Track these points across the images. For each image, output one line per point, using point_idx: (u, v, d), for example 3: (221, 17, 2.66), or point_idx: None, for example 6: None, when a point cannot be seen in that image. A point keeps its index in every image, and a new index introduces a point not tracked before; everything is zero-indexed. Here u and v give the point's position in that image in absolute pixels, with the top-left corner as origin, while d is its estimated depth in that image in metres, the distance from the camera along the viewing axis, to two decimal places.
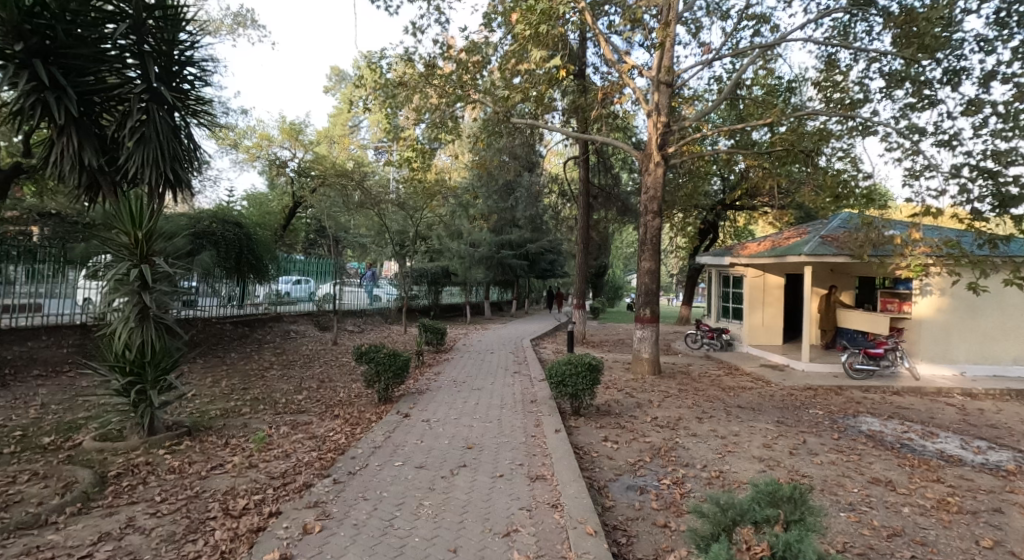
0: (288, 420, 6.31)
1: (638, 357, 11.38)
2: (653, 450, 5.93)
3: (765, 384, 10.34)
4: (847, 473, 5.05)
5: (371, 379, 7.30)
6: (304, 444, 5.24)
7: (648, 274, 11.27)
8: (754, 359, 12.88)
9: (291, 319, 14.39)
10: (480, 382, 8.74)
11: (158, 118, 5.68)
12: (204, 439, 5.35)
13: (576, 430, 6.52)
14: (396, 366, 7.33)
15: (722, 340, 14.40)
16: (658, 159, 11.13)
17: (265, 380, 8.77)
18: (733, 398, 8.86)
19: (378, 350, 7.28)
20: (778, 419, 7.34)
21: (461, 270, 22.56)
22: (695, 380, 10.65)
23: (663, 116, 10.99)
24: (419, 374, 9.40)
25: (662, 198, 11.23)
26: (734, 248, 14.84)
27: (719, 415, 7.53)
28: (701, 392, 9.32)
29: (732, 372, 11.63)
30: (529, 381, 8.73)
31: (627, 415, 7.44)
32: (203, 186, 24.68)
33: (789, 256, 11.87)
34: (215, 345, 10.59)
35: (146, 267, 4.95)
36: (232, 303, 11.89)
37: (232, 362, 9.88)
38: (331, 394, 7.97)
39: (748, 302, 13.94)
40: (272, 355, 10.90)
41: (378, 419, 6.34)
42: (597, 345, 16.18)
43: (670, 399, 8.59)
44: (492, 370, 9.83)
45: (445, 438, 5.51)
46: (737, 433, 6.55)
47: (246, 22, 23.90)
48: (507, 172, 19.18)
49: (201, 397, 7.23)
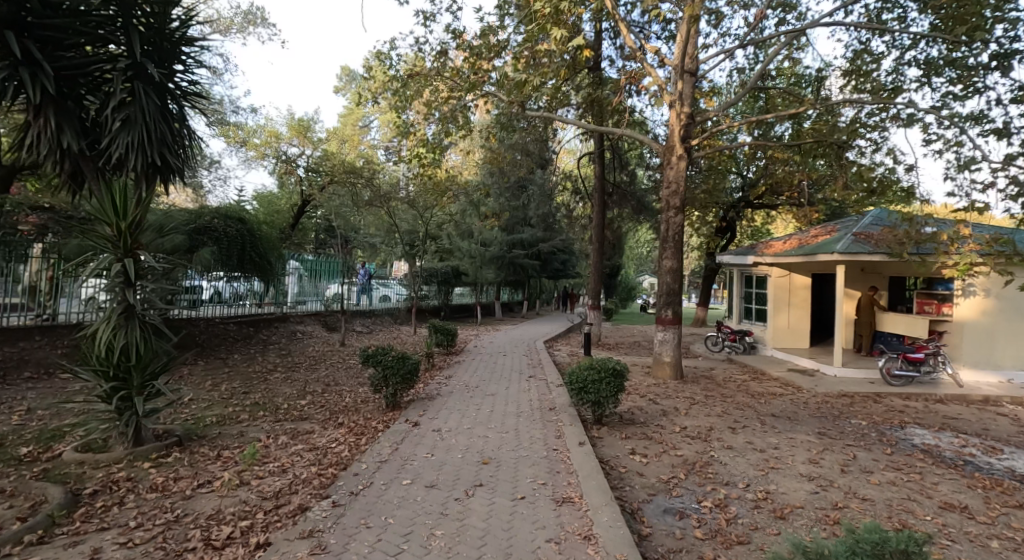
0: (288, 428, 5.84)
1: (659, 360, 10.82)
2: (686, 464, 5.38)
3: (797, 390, 9.72)
4: (912, 496, 4.48)
5: (378, 383, 6.82)
6: (303, 458, 4.75)
7: (670, 273, 10.69)
8: (781, 363, 12.25)
9: (298, 319, 13.98)
10: (493, 387, 8.22)
11: (144, 97, 5.12)
12: (195, 450, 4.88)
13: (600, 442, 5.99)
14: (404, 370, 6.83)
15: (745, 343, 13.78)
16: (681, 152, 10.54)
17: (268, 384, 8.32)
18: (764, 405, 8.29)
19: (386, 353, 6.81)
20: (819, 430, 6.77)
21: (472, 270, 22.09)
22: (721, 385, 10.06)
23: (686, 106, 10.47)
24: (429, 377, 8.89)
25: (684, 193, 10.64)
26: (757, 247, 14.20)
27: (754, 425, 6.97)
28: (730, 399, 8.74)
29: (758, 377, 11.01)
30: (546, 386, 8.20)
31: (654, 424, 6.89)
32: (212, 185, 24.43)
33: (819, 254, 11.26)
34: (218, 346, 10.19)
35: (130, 261, 4.49)
36: (236, 302, 11.57)
37: (235, 365, 9.46)
38: (336, 399, 7.51)
39: (773, 303, 13.28)
40: (277, 357, 10.46)
41: (385, 428, 5.84)
42: (612, 348, 15.63)
43: (698, 407, 8.02)
44: (506, 374, 9.31)
45: (458, 451, 4.99)
46: (777, 446, 5.98)
47: (255, 19, 23.64)
48: (520, 170, 18.69)
49: (198, 402, 6.80)
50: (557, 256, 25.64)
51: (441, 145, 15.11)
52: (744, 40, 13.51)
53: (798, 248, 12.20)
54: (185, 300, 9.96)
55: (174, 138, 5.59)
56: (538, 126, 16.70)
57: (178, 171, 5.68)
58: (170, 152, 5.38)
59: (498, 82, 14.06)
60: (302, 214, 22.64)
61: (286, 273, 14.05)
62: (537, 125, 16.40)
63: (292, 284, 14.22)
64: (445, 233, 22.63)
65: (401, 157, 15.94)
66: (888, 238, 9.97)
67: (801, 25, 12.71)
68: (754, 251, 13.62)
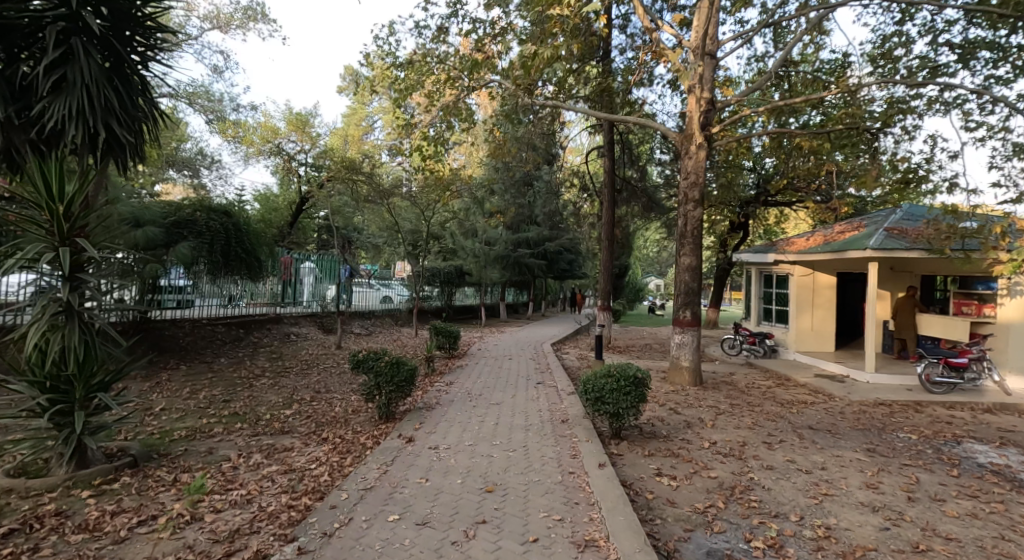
0: (265, 444, 5.13)
1: (677, 365, 10.05)
2: (723, 489, 4.62)
3: (828, 398, 8.94)
4: (1006, 535, 3.72)
5: (369, 392, 6.10)
6: (275, 484, 4.01)
7: (689, 271, 9.93)
8: (806, 367, 11.48)
9: (292, 321, 13.27)
10: (498, 395, 7.47)
11: (85, 56, 4.04)
12: (149, 473, 4.15)
13: (620, 461, 5.25)
14: (399, 378, 6.11)
15: (765, 346, 12.97)
16: (700, 140, 9.80)
17: (252, 391, 7.62)
18: (797, 415, 7.52)
19: (378, 359, 6.11)
20: (867, 445, 5.99)
21: (476, 270, 21.39)
22: (745, 392, 9.29)
23: (706, 91, 9.71)
24: (428, 384, 8.16)
25: (704, 185, 9.88)
26: (777, 244, 13.41)
27: (791, 439, 6.19)
28: (757, 409, 7.96)
29: (784, 383, 10.22)
30: (556, 395, 7.45)
31: (678, 438, 6.14)
32: (211, 183, 23.83)
33: (850, 251, 10.51)
34: (205, 350, 9.52)
35: (66, 250, 3.74)
36: (231, 304, 11.02)
37: (220, 370, 8.77)
38: (326, 409, 6.79)
39: (795, 304, 12.51)
40: (267, 361, 9.76)
41: (375, 444, 5.12)
42: (623, 351, 14.87)
43: (725, 418, 7.25)
44: (512, 381, 8.57)
45: (457, 475, 4.25)
46: (824, 467, 5.21)
47: (256, 14, 23.00)
48: (526, 166, 18.00)
49: (170, 412, 6.10)
50: (564, 255, 24.89)
51: (445, 138, 14.43)
52: (764, 25, 12.79)
53: (825, 245, 11.43)
54: (172, 299, 9.59)
55: (128, 111, 4.51)
56: (546, 119, 15.97)
57: (132, 151, 4.63)
58: (120, 125, 4.33)
59: (503, 72, 13.39)
60: (302, 213, 22.01)
61: (295, 274, 14.01)
62: (544, 117, 15.71)
63: (302, 283, 14.19)
64: (449, 232, 21.96)
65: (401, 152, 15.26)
66: (930, 230, 9.27)
67: (825, 9, 11.97)
68: (776, 248, 12.86)
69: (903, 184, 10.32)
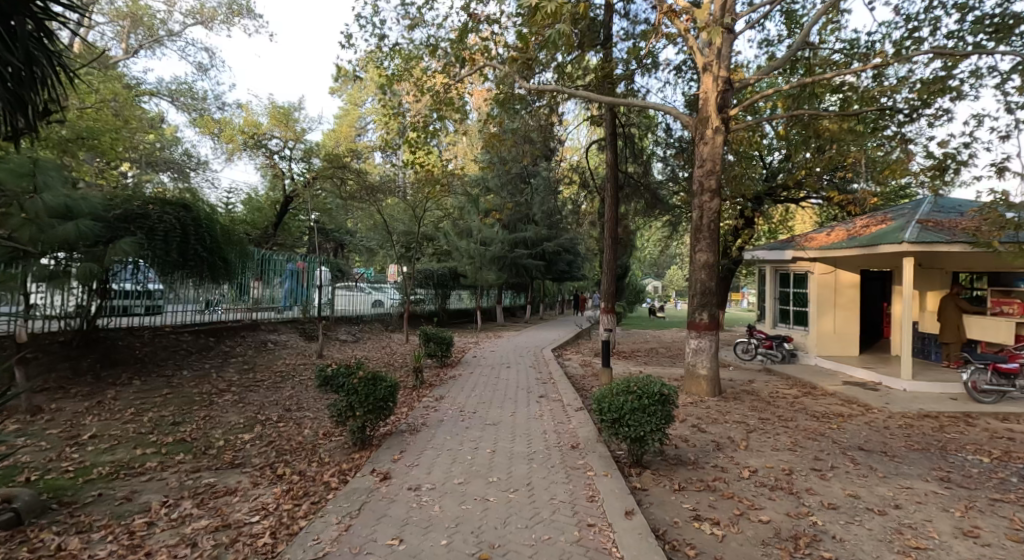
0: (204, 485, 4.09)
1: (693, 374, 9.08)
2: (784, 539, 3.63)
3: (866, 409, 7.96)
4: None
5: (339, 414, 5.08)
6: (195, 552, 2.98)
7: (706, 269, 8.96)
8: (831, 374, 10.51)
9: (271, 327, 12.20)
10: (496, 412, 6.47)
11: None
12: (29, 536, 3.12)
13: (648, 501, 4.24)
14: (375, 398, 5.09)
15: (783, 350, 12.01)
16: (717, 123, 8.83)
17: (211, 410, 6.59)
18: (840, 432, 6.53)
19: (350, 375, 5.09)
20: (936, 472, 5.00)
21: (472, 272, 20.35)
22: (771, 404, 8.30)
23: (723, 68, 8.77)
24: (416, 400, 7.15)
25: (721, 172, 8.93)
26: (793, 241, 12.50)
27: (845, 464, 5.21)
28: (792, 425, 6.96)
29: (810, 392, 9.25)
30: (563, 412, 6.45)
31: (711, 466, 5.14)
32: (199, 184, 22.81)
33: (881, 246, 9.59)
34: (165, 361, 8.47)
35: None
36: (209, 309, 10.61)
37: (180, 384, 7.72)
38: (291, 433, 5.76)
39: (815, 304, 11.58)
40: (237, 373, 8.73)
41: (342, 483, 4.10)
42: (629, 357, 13.90)
43: (758, 437, 6.26)
44: (511, 394, 7.57)
45: (442, 533, 3.24)
46: (898, 505, 4.22)
47: (240, 9, 22.00)
48: (523, 163, 17.08)
49: (99, 441, 5.07)
50: (563, 256, 23.94)
51: (436, 129, 13.52)
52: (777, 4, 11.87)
53: (851, 240, 10.52)
54: (141, 305, 9.06)
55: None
56: (544, 109, 14.96)
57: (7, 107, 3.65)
58: None
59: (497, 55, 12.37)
60: (288, 214, 21.03)
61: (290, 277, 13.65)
62: (541, 107, 14.84)
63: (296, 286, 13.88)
64: (442, 232, 21.05)
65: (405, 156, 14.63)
66: (976, 224, 8.33)
67: None
68: (794, 245, 11.97)
69: (937, 172, 9.42)
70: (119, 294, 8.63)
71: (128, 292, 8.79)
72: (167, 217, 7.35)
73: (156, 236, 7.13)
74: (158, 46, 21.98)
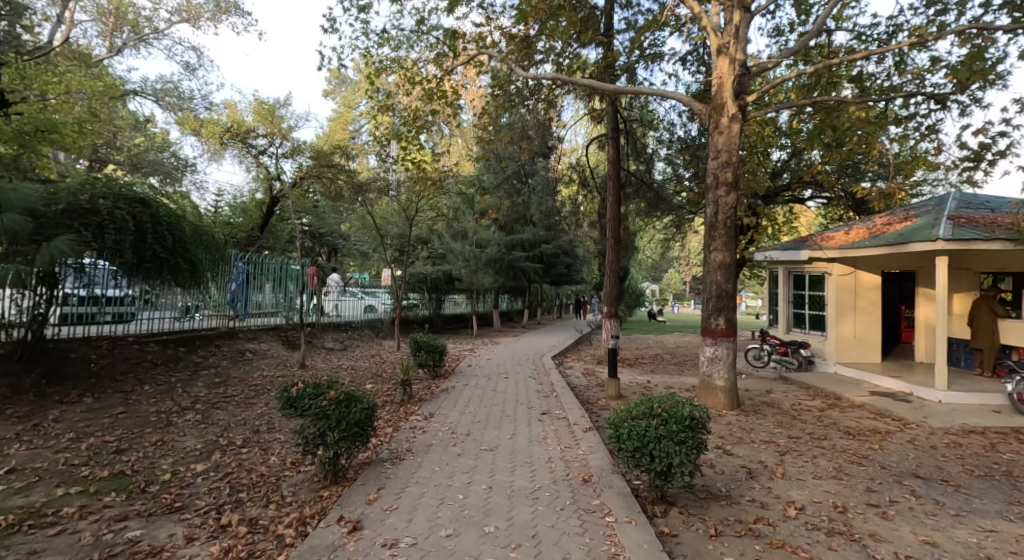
0: (128, 538, 3.26)
1: (708, 385, 8.30)
2: None
3: (904, 423, 7.18)
4: None
5: (306, 443, 4.24)
6: None
7: (722, 269, 8.19)
8: (855, 383, 9.73)
9: (252, 335, 11.34)
10: (493, 435, 5.63)
11: None
12: None
13: (682, 553, 3.41)
14: (349, 423, 4.28)
15: (800, 358, 11.24)
16: (734, 110, 8.11)
17: (165, 434, 5.73)
18: (884, 454, 5.74)
19: (319, 395, 4.26)
20: (1018, 509, 4.20)
21: (467, 276, 19.55)
22: (797, 419, 7.52)
23: (740, 50, 8.05)
24: (403, 420, 6.31)
25: (738, 164, 8.18)
26: (809, 240, 11.74)
27: (905, 498, 4.41)
28: (827, 444, 6.17)
29: (836, 404, 8.46)
30: (570, 434, 5.63)
31: (749, 502, 4.32)
32: (191, 190, 22.04)
33: (912, 244, 8.82)
34: (125, 375, 7.62)
35: None
36: (188, 317, 9.86)
37: (137, 402, 6.87)
38: (254, 463, 4.92)
39: (834, 308, 10.83)
40: (205, 388, 7.88)
41: (300, 538, 3.26)
42: (634, 364, 13.10)
43: (793, 461, 5.45)
44: (510, 411, 6.76)
45: None
46: (990, 557, 3.41)
47: (228, 7, 21.14)
48: (520, 163, 16.31)
49: (17, 479, 4.21)
50: (562, 259, 23.16)
51: (429, 125, 12.73)
52: None
53: (875, 239, 9.77)
54: (106, 312, 8.24)
55: None
56: (542, 103, 14.21)
57: None
58: None
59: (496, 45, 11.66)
60: (276, 217, 20.20)
61: (274, 281, 12.77)
62: (538, 102, 14.08)
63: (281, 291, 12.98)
64: (437, 234, 20.27)
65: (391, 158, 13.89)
66: None
67: None
68: (810, 244, 11.25)
69: (972, 163, 8.63)
70: (77, 301, 7.81)
71: (83, 300, 7.90)
72: (118, 212, 6.49)
73: (104, 234, 6.30)
74: (143, 44, 21.15)
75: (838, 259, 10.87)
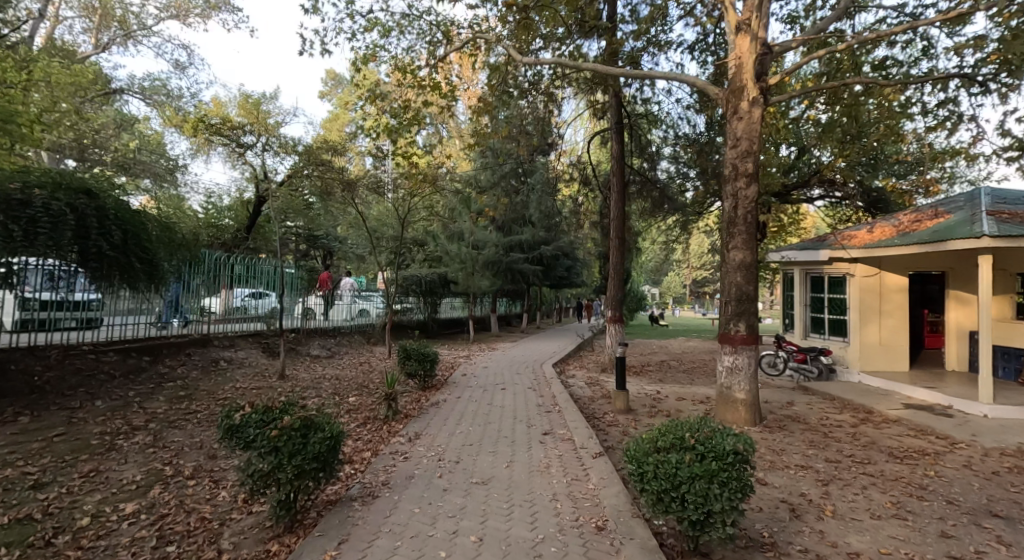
0: None
1: (727, 398, 7.48)
2: None
3: (952, 442, 6.37)
4: None
5: (251, 484, 3.39)
6: None
7: (742, 270, 7.40)
8: (884, 395, 8.91)
9: (229, 342, 10.50)
10: (487, 463, 4.79)
11: None
12: None
13: None
14: (306, 457, 3.45)
15: (819, 366, 10.44)
16: (755, 94, 7.33)
17: (102, 462, 4.89)
18: (943, 482, 4.91)
19: (270, 424, 3.42)
20: None
21: (463, 278, 18.78)
22: (829, 437, 6.69)
23: (761, 27, 7.29)
24: (385, 445, 5.46)
25: (760, 153, 7.38)
26: (830, 238, 10.93)
27: (990, 547, 3.58)
28: (872, 468, 5.35)
29: (868, 419, 7.64)
30: (577, 462, 4.79)
31: (800, 553, 3.48)
32: (190, 192, 21.58)
33: (948, 243, 8.03)
34: (74, 389, 6.79)
35: None
36: (159, 323, 9.05)
37: (82, 421, 6.03)
38: (197, 503, 4.08)
39: (857, 311, 10.06)
40: (166, 403, 7.04)
41: None
42: (641, 372, 12.26)
43: (840, 491, 4.63)
44: (507, 431, 5.92)
45: None
46: None
47: (218, 2, 20.27)
48: (519, 160, 15.51)
49: None
50: (562, 261, 22.35)
51: (421, 118, 11.97)
52: None
53: (906, 236, 8.99)
54: (71, 318, 7.56)
55: None
56: (542, 95, 13.42)
57: None
58: None
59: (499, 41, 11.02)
60: (264, 218, 19.39)
61: (257, 284, 11.92)
62: (538, 95, 13.32)
63: (264, 294, 12.12)
64: (432, 235, 19.50)
65: (382, 155, 13.16)
66: None
67: None
68: (830, 243, 10.48)
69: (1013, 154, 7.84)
70: (37, 305, 7.16)
71: (45, 304, 7.24)
72: (55, 204, 5.73)
73: (38, 228, 5.55)
74: (130, 41, 20.30)
75: (862, 259, 10.10)
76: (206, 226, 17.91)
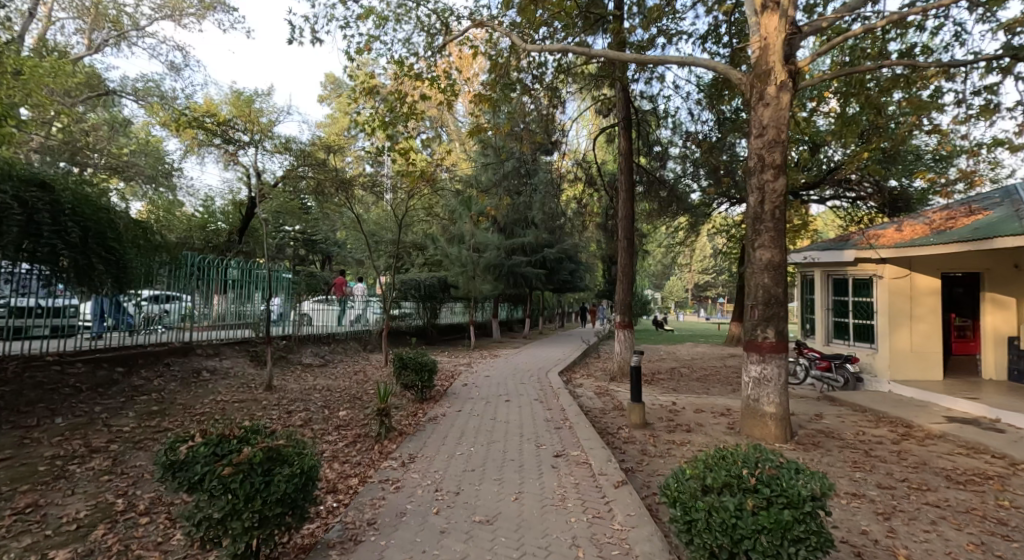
0: None
1: (754, 410, 6.80)
2: None
3: (1011, 462, 5.69)
4: None
5: (200, 536, 2.70)
6: None
7: (769, 271, 6.73)
8: (921, 406, 8.21)
9: (214, 350, 9.82)
10: (492, 495, 4.09)
11: None
12: None
13: None
14: (268, 500, 2.76)
15: (845, 374, 9.75)
16: (783, 78, 6.69)
17: (43, 495, 4.18)
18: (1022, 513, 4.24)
19: (223, 460, 2.73)
20: None
21: (464, 282, 18.11)
22: (871, 456, 6.01)
23: (788, 5, 6.66)
24: (374, 472, 4.75)
25: (788, 142, 6.73)
26: (855, 237, 10.26)
27: None
28: (932, 495, 4.68)
29: (909, 434, 6.96)
30: (597, 494, 4.10)
31: None
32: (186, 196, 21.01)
33: (993, 244, 7.32)
34: (31, 405, 6.10)
35: None
36: (136, 330, 8.37)
37: (35, 442, 5.34)
38: (144, 550, 3.39)
39: (887, 315, 9.36)
40: (135, 420, 6.36)
41: None
42: (652, 380, 11.55)
43: (907, 527, 3.96)
44: (514, 453, 5.22)
45: None
46: None
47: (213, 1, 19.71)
48: (522, 159, 14.88)
49: None
50: (564, 264, 21.69)
51: (419, 114, 11.35)
52: None
53: (941, 234, 8.31)
54: (42, 325, 6.97)
55: None
56: (546, 91, 12.79)
57: None
58: None
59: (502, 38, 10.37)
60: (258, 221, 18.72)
61: (246, 288, 11.24)
62: (543, 91, 12.69)
63: (254, 299, 11.43)
64: (432, 238, 18.84)
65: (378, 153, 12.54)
66: None
67: None
68: (855, 243, 9.81)
69: None
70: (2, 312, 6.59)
71: (9, 311, 6.65)
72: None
73: None
74: (123, 41, 19.72)
75: (891, 260, 9.42)
76: (198, 229, 17.23)
